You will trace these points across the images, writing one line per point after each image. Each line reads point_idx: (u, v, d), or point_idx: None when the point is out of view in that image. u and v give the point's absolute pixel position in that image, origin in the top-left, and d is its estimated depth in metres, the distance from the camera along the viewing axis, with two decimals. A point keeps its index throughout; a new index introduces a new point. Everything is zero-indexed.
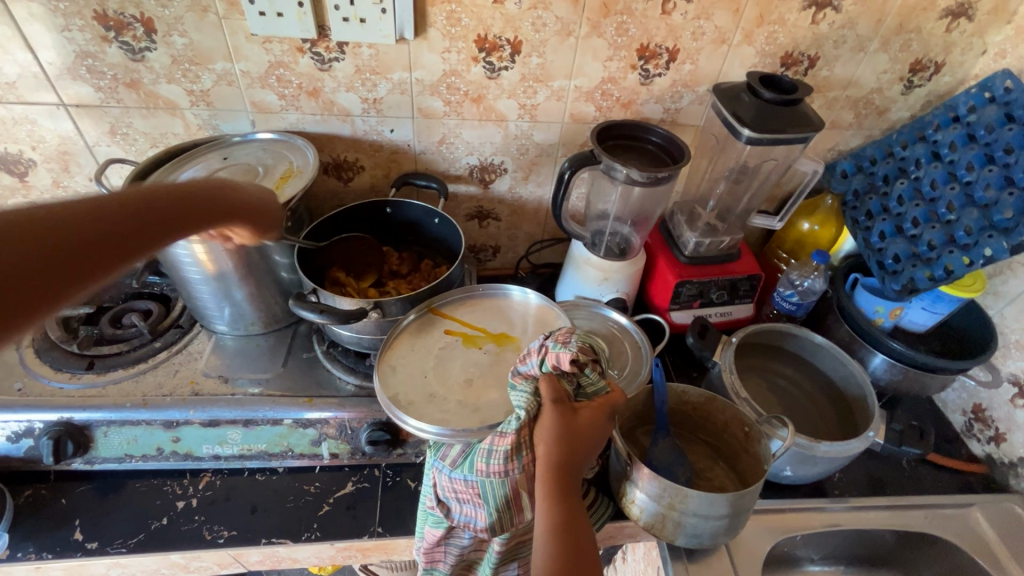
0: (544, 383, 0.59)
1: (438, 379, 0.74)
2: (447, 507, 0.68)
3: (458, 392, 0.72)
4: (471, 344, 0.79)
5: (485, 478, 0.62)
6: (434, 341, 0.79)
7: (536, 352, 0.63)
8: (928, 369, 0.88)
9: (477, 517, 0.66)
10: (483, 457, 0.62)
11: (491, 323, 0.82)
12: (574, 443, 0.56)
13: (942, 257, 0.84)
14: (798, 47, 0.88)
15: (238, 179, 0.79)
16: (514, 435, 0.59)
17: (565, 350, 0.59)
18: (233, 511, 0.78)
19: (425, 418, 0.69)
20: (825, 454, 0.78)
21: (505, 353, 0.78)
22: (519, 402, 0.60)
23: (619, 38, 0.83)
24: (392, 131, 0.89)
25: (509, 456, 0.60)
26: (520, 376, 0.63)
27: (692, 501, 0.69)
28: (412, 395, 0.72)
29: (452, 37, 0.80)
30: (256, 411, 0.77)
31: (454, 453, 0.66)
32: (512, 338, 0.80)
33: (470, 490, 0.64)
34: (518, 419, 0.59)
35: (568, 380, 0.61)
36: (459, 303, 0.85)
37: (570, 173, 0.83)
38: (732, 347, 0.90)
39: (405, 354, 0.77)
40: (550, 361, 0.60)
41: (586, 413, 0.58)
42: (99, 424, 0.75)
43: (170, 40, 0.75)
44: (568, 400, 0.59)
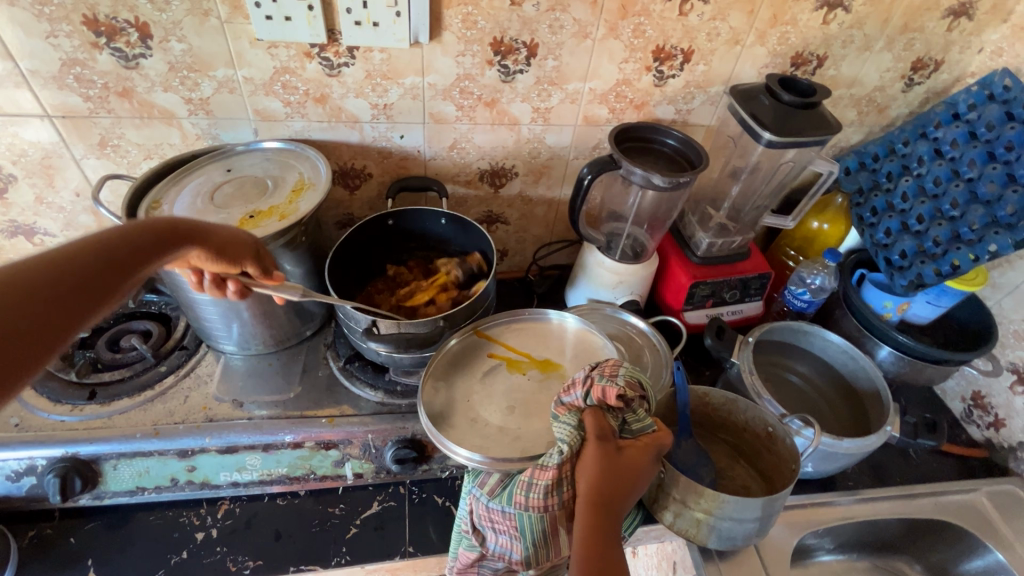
0: (589, 418, 0.61)
1: (481, 405, 0.74)
2: (482, 536, 0.67)
3: (499, 418, 0.73)
4: (515, 368, 0.79)
5: (523, 511, 0.61)
6: (479, 364, 0.79)
7: (581, 384, 0.64)
8: (934, 362, 0.90)
9: (513, 549, 0.64)
10: (522, 489, 0.61)
11: (536, 348, 0.82)
12: (614, 481, 0.57)
13: (948, 253, 0.86)
14: (808, 47, 0.89)
15: (247, 193, 0.74)
16: (555, 470, 0.59)
17: (612, 385, 0.62)
18: (257, 539, 0.75)
19: (466, 445, 0.69)
20: (847, 450, 0.80)
21: (550, 381, 0.77)
22: (561, 434, 0.61)
23: (635, 40, 0.81)
24: (402, 137, 0.86)
25: (550, 491, 0.59)
26: (564, 406, 0.64)
27: (728, 506, 0.70)
28: (455, 420, 0.72)
29: (467, 40, 0.77)
30: (276, 435, 0.74)
31: (493, 481, 0.66)
32: (557, 366, 0.79)
33: (506, 522, 0.63)
34: (561, 453, 0.59)
35: (613, 415, 0.63)
36: (503, 326, 0.85)
37: (590, 179, 0.82)
38: (749, 347, 0.91)
39: (449, 372, 0.78)
40: (595, 395, 0.62)
41: (630, 452, 0.60)
42: (108, 457, 0.71)
43: (167, 46, 0.70)
44: (612, 438, 0.60)
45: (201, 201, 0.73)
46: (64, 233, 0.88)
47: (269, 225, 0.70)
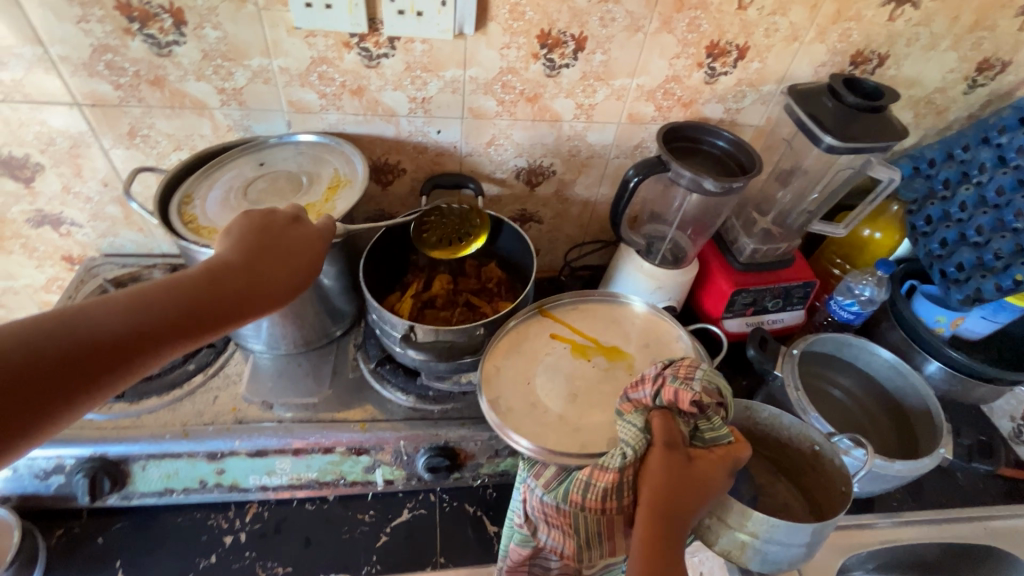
0: (658, 422, 0.60)
1: (541, 389, 0.73)
2: (535, 527, 0.67)
3: (560, 404, 0.72)
4: (580, 354, 0.77)
5: (578, 510, 0.61)
6: (540, 345, 0.78)
7: (650, 382, 0.63)
8: (986, 379, 0.87)
9: (566, 544, 0.65)
10: (579, 487, 0.61)
11: (602, 334, 0.80)
12: (679, 492, 0.56)
13: (1011, 268, 0.82)
14: (870, 45, 0.83)
15: (282, 189, 0.71)
16: (615, 473, 0.59)
17: (687, 390, 0.60)
18: (286, 545, 0.73)
19: (524, 431, 0.69)
20: (898, 473, 0.77)
21: (615, 370, 0.76)
22: (627, 436, 0.60)
23: (689, 35, 0.77)
24: (438, 132, 0.83)
25: (609, 493, 0.59)
26: (630, 404, 0.64)
27: (774, 528, 0.66)
28: (513, 402, 0.71)
29: (514, 31, 0.73)
30: (307, 439, 0.72)
31: (549, 474, 0.65)
32: (624, 354, 0.78)
33: (560, 517, 0.63)
34: (624, 457, 0.58)
35: (683, 421, 0.62)
36: (568, 308, 0.84)
37: (636, 182, 0.78)
38: (793, 360, 0.87)
39: (509, 356, 0.76)
40: (666, 396, 0.61)
41: (701, 464, 0.58)
42: (137, 457, 0.69)
43: (202, 33, 0.67)
44: (682, 446, 0.59)
45: (235, 197, 0.70)
46: (90, 223, 0.86)
47: None
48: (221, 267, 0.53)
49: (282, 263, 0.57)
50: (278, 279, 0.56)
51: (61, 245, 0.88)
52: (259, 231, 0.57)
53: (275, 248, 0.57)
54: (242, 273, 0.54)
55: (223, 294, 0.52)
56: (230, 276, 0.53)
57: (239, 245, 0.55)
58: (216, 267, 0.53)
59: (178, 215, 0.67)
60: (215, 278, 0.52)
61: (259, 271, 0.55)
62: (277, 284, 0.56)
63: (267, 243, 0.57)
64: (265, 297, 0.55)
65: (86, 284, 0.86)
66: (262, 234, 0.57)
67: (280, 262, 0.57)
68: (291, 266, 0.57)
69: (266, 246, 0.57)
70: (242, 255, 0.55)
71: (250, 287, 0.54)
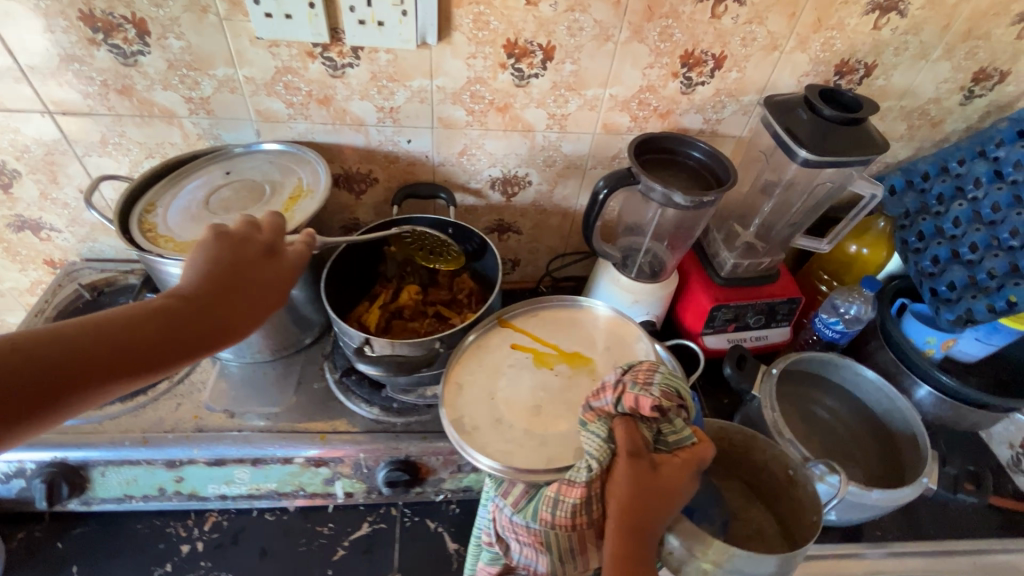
0: (621, 430, 0.58)
1: (506, 404, 0.71)
2: (506, 545, 0.65)
3: (525, 419, 0.70)
4: (542, 363, 0.76)
5: (548, 529, 0.59)
6: (502, 357, 0.76)
7: (611, 390, 0.61)
8: (978, 407, 0.84)
9: (539, 561, 0.62)
10: (547, 505, 0.59)
11: (564, 341, 0.79)
12: (649, 503, 0.55)
13: (1004, 288, 0.77)
14: (856, 54, 0.80)
15: (243, 199, 0.71)
16: (584, 487, 0.57)
17: (647, 396, 0.58)
18: (242, 556, 0.73)
19: (490, 450, 0.66)
20: (875, 501, 0.73)
21: (578, 377, 0.74)
22: (590, 447, 0.59)
23: (661, 44, 0.75)
24: (409, 142, 0.82)
25: (578, 509, 0.57)
26: (593, 413, 0.62)
27: (738, 559, 0.64)
28: (478, 420, 0.69)
29: (479, 41, 0.72)
30: (266, 450, 0.72)
31: (517, 493, 0.63)
32: (586, 360, 0.76)
33: (531, 536, 0.61)
34: (590, 470, 0.57)
35: (646, 426, 0.59)
36: (526, 314, 0.82)
37: (605, 194, 0.76)
38: (772, 380, 0.84)
39: (473, 371, 0.74)
40: (627, 403, 0.58)
41: (666, 469, 0.56)
42: (96, 464, 0.70)
43: (166, 43, 0.68)
44: (646, 453, 0.57)
45: (197, 206, 0.71)
46: (69, 229, 0.87)
47: None
48: (185, 299, 0.50)
49: (250, 295, 0.54)
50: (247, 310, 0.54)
51: (42, 250, 0.90)
52: (230, 257, 0.55)
53: (245, 278, 0.54)
54: (208, 305, 0.51)
55: (186, 328, 0.49)
56: (194, 310, 0.50)
57: (208, 273, 0.53)
58: (180, 299, 0.50)
59: (139, 224, 0.68)
60: (183, 307, 0.50)
61: (226, 304, 0.52)
62: (244, 317, 0.53)
63: (238, 272, 0.54)
64: (229, 329, 0.52)
65: (63, 289, 0.87)
66: (233, 261, 0.55)
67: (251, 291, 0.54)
68: (261, 298, 0.55)
69: (236, 275, 0.54)
70: (209, 285, 0.52)
71: (215, 320, 0.51)
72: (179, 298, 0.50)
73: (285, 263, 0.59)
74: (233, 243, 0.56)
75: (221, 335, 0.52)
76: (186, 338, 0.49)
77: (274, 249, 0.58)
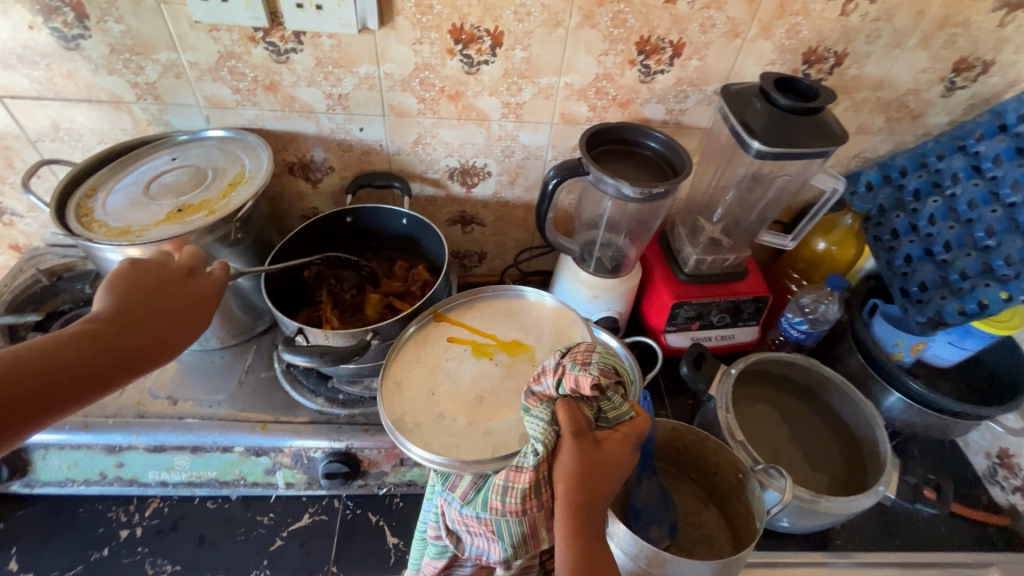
0: (563, 411, 0.55)
1: (447, 397, 0.69)
2: (457, 538, 0.64)
3: (467, 411, 0.68)
4: (482, 354, 0.74)
5: (500, 517, 0.56)
6: (440, 351, 0.74)
7: (552, 372, 0.59)
8: (949, 414, 0.80)
9: (491, 551, 0.61)
10: (497, 494, 0.56)
11: (502, 330, 0.76)
12: (598, 480, 0.52)
13: (975, 290, 0.73)
14: (824, 42, 0.77)
15: (183, 185, 0.71)
16: (532, 472, 0.54)
17: (586, 374, 0.55)
18: (179, 543, 0.73)
19: (434, 445, 0.64)
20: (828, 510, 0.70)
21: (517, 366, 0.72)
22: (535, 432, 0.55)
23: (615, 30, 0.72)
24: (361, 130, 0.81)
25: (527, 495, 0.54)
26: (535, 398, 0.59)
27: (672, 565, 0.63)
28: (420, 417, 0.67)
29: (424, 26, 0.70)
30: (204, 438, 0.71)
31: (466, 484, 0.61)
32: (525, 347, 0.74)
33: (482, 526, 0.59)
34: (537, 453, 0.54)
35: (588, 406, 0.56)
36: (466, 307, 0.80)
37: (555, 184, 0.74)
38: (729, 380, 0.81)
39: (410, 368, 0.72)
40: (568, 384, 0.56)
41: (610, 446, 0.54)
42: (36, 447, 0.70)
43: (106, 27, 0.67)
44: (590, 432, 0.54)
45: (137, 192, 0.70)
46: (31, 214, 0.88)
47: (194, 221, 0.66)
48: (102, 324, 0.50)
49: (171, 317, 0.53)
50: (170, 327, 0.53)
51: (7, 234, 0.91)
52: (150, 280, 0.54)
53: (165, 299, 0.54)
54: (125, 327, 0.50)
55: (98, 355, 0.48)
56: (109, 334, 0.49)
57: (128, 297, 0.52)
58: (97, 323, 0.49)
59: (77, 208, 0.68)
60: (98, 333, 0.49)
61: (147, 324, 0.52)
62: (172, 334, 0.53)
63: (159, 294, 0.54)
64: (148, 353, 0.51)
65: (23, 273, 0.87)
66: (153, 283, 0.54)
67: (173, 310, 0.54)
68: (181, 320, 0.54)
69: (155, 297, 0.53)
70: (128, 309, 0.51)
71: (132, 343, 0.50)
72: (94, 323, 0.49)
73: (206, 284, 0.58)
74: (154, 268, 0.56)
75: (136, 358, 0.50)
76: (96, 366, 0.48)
77: (195, 272, 0.58)
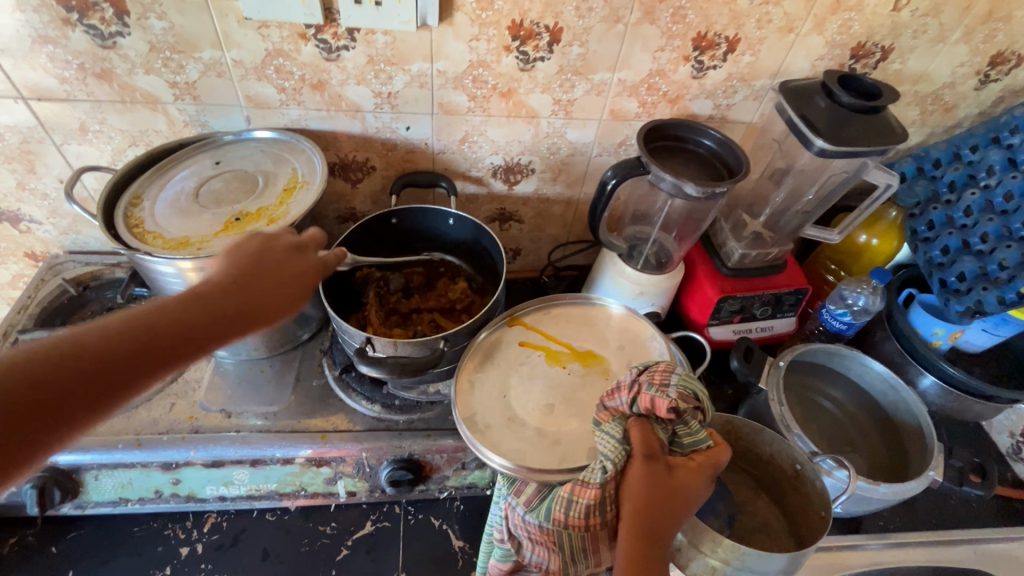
0: (635, 431, 0.56)
1: (518, 401, 0.70)
2: (519, 543, 0.62)
3: (537, 418, 0.68)
4: (555, 361, 0.74)
5: (561, 529, 0.56)
6: (514, 356, 0.75)
7: (627, 390, 0.59)
8: (984, 397, 0.83)
9: (550, 561, 0.59)
10: (560, 505, 0.56)
11: (576, 338, 0.77)
12: (664, 506, 0.51)
13: (1016, 280, 0.76)
14: (873, 37, 0.77)
15: (234, 191, 0.68)
16: (598, 488, 0.53)
17: (663, 396, 0.56)
18: (243, 557, 0.72)
19: (502, 448, 0.65)
20: (883, 496, 0.73)
21: (591, 376, 0.73)
22: (605, 449, 0.56)
23: (674, 26, 0.72)
24: (408, 128, 0.78)
25: (591, 510, 0.54)
26: (607, 412, 0.60)
27: (749, 558, 0.63)
28: (490, 418, 0.68)
29: (482, 22, 0.68)
30: (264, 450, 0.69)
31: (530, 491, 0.61)
32: (598, 358, 0.75)
33: (543, 535, 0.58)
34: (605, 471, 0.53)
35: (662, 427, 0.57)
36: (537, 312, 0.81)
37: (614, 184, 0.73)
38: (778, 372, 0.83)
39: (484, 368, 0.73)
40: (642, 404, 0.57)
41: (681, 473, 0.54)
42: (89, 468, 0.67)
43: (147, 23, 0.63)
44: (661, 455, 0.55)
45: (185, 199, 0.67)
46: (50, 221, 0.83)
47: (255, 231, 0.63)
48: (211, 286, 0.49)
49: (278, 287, 0.53)
50: (271, 293, 0.52)
51: (23, 242, 0.86)
52: (256, 250, 0.54)
53: (272, 269, 0.53)
54: (232, 293, 0.50)
55: (212, 318, 0.47)
56: (218, 295, 0.49)
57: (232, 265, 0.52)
58: (205, 287, 0.49)
59: (124, 218, 0.65)
60: (209, 294, 0.48)
61: (251, 287, 0.51)
62: (273, 300, 0.52)
63: (264, 264, 0.53)
64: (255, 316, 0.50)
65: (46, 283, 0.83)
66: (258, 253, 0.54)
67: (275, 278, 0.53)
68: (288, 291, 0.54)
69: (260, 267, 0.53)
70: (234, 278, 0.51)
71: (242, 307, 0.50)
72: (205, 285, 0.49)
73: (310, 257, 0.58)
74: (260, 240, 0.55)
75: (250, 320, 0.50)
76: (214, 327, 0.47)
77: (298, 246, 0.57)
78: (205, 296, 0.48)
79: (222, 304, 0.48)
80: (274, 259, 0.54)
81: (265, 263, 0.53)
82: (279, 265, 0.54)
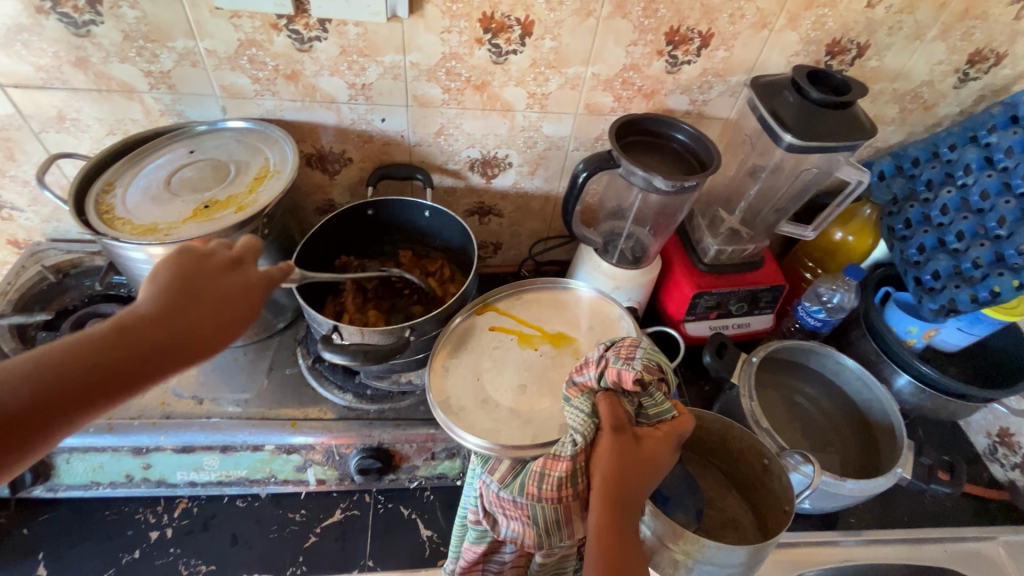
0: (604, 404, 0.55)
1: (491, 384, 0.70)
2: (494, 520, 0.61)
3: (510, 398, 0.68)
4: (526, 343, 0.75)
5: (535, 503, 0.55)
6: (486, 340, 0.75)
7: (594, 364, 0.58)
8: (958, 397, 0.83)
9: (526, 535, 0.58)
10: (533, 479, 0.55)
11: (548, 322, 0.78)
12: (631, 473, 0.52)
13: (988, 279, 0.75)
14: (848, 33, 0.77)
15: (205, 180, 0.69)
16: (569, 461, 0.54)
17: (630, 369, 0.55)
18: (212, 542, 0.73)
19: (475, 430, 0.65)
20: (850, 492, 0.73)
21: (562, 357, 0.73)
22: (574, 423, 0.55)
23: (645, 20, 0.72)
24: (383, 120, 0.79)
25: (563, 483, 0.54)
26: (576, 388, 0.59)
27: (709, 550, 0.63)
28: (464, 401, 0.68)
29: (454, 14, 0.68)
30: (234, 437, 0.70)
31: (504, 468, 0.60)
32: (570, 339, 0.75)
33: (518, 510, 0.57)
34: (575, 444, 0.53)
35: (629, 401, 0.57)
36: (510, 298, 0.81)
37: (585, 177, 0.74)
38: (750, 368, 0.83)
39: (457, 353, 0.74)
40: (610, 377, 0.56)
41: (649, 443, 0.54)
42: (60, 451, 0.68)
43: (119, 12, 0.64)
44: (629, 427, 0.54)
45: (157, 187, 0.68)
46: (31, 208, 0.84)
47: (224, 218, 0.64)
48: (137, 316, 0.46)
49: (210, 313, 0.50)
50: (210, 319, 0.49)
51: (6, 230, 0.87)
52: (187, 272, 0.51)
53: (203, 292, 0.50)
54: (161, 323, 0.47)
55: (143, 352, 0.45)
56: (146, 328, 0.46)
57: (163, 290, 0.49)
58: (132, 318, 0.46)
59: (96, 205, 0.66)
60: (135, 325, 0.46)
61: (187, 315, 0.48)
62: (213, 328, 0.49)
63: (195, 288, 0.50)
64: (193, 345, 0.48)
65: (27, 270, 0.84)
66: (189, 275, 0.51)
67: (214, 301, 0.50)
68: (220, 317, 0.50)
69: (192, 292, 0.50)
70: (163, 305, 0.48)
71: (156, 344, 0.46)
72: (131, 315, 0.46)
73: (255, 272, 0.55)
74: (195, 260, 0.52)
75: (186, 347, 0.48)
76: (146, 358, 0.45)
77: (239, 263, 0.55)
78: (132, 326, 0.46)
79: (150, 337, 0.46)
80: (206, 281, 0.51)
81: (198, 286, 0.50)
82: (216, 286, 0.51)
